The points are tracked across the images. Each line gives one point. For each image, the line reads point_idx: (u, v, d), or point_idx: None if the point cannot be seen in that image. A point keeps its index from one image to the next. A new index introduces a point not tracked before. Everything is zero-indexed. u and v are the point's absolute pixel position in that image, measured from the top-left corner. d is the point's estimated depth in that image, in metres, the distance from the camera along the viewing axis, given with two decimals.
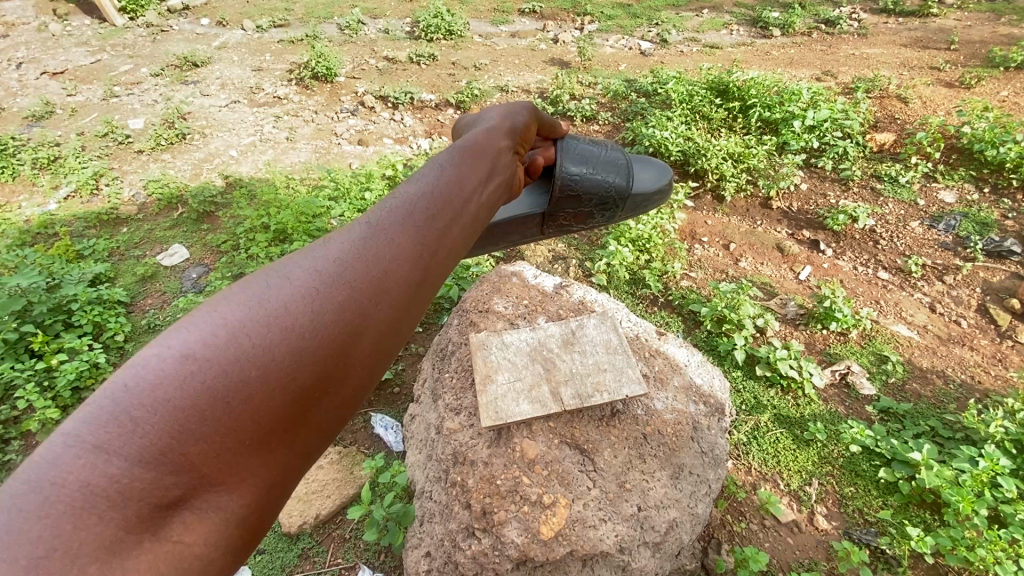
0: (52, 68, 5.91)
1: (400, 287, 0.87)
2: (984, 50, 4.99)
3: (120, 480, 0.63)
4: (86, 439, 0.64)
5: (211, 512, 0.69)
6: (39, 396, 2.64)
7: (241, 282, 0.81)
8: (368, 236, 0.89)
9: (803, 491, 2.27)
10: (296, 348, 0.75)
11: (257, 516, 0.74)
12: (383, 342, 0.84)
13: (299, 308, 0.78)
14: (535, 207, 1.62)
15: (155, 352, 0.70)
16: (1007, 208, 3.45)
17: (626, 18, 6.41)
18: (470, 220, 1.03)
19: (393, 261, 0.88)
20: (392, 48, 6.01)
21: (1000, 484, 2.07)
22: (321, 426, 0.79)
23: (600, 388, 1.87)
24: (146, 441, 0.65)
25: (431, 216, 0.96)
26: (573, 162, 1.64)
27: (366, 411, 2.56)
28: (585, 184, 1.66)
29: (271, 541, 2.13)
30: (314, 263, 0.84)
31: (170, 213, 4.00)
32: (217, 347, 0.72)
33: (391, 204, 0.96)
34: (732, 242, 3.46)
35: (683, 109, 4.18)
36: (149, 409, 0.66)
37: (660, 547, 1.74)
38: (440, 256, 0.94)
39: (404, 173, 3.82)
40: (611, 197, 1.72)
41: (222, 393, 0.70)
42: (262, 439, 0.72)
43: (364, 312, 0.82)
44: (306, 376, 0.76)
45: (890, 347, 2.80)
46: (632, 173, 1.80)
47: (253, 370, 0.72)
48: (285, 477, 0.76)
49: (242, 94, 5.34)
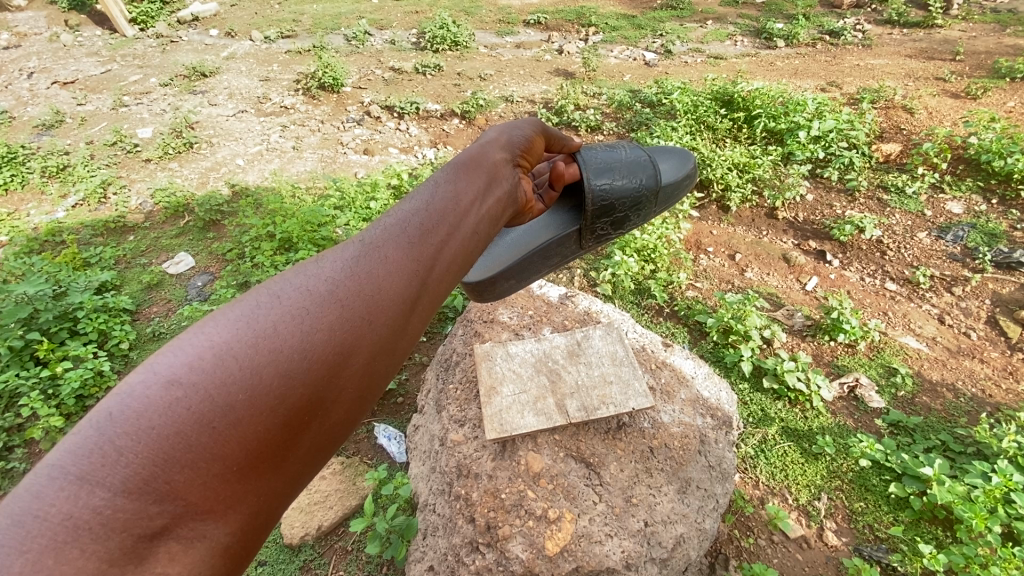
0: (64, 78, 5.99)
1: (395, 306, 0.86)
2: (989, 61, 4.99)
3: (104, 512, 0.62)
4: (70, 471, 0.63)
5: (197, 540, 0.68)
6: (43, 404, 2.64)
7: (229, 304, 0.80)
8: (362, 254, 0.89)
9: (811, 506, 2.23)
10: (285, 370, 0.75)
11: (244, 542, 0.73)
12: (375, 363, 0.84)
13: (288, 329, 0.78)
14: (568, 227, 1.62)
15: (141, 379, 0.70)
16: (1016, 219, 3.43)
17: (630, 29, 6.45)
18: (466, 236, 1.02)
19: (387, 280, 0.87)
20: (398, 58, 6.07)
21: (1014, 500, 2.03)
22: (312, 449, 0.79)
23: (606, 400, 1.86)
24: (131, 470, 0.65)
25: (426, 232, 0.96)
26: (600, 173, 1.60)
27: (369, 422, 2.55)
28: (615, 190, 1.62)
29: (272, 553, 2.11)
30: (306, 282, 0.83)
31: (176, 221, 4.03)
32: (204, 372, 0.71)
33: (386, 222, 0.96)
34: (737, 252, 3.45)
35: (687, 119, 4.18)
36: (133, 437, 0.66)
37: (667, 564, 1.70)
38: (437, 273, 0.94)
39: (409, 183, 3.84)
40: (644, 196, 1.67)
41: (209, 417, 0.69)
42: (249, 464, 0.72)
43: (356, 333, 0.82)
44: (295, 398, 0.75)
45: (899, 359, 2.77)
46: (657, 170, 1.76)
47: (242, 394, 0.72)
48: (272, 502, 0.76)
49: (249, 104, 5.38)
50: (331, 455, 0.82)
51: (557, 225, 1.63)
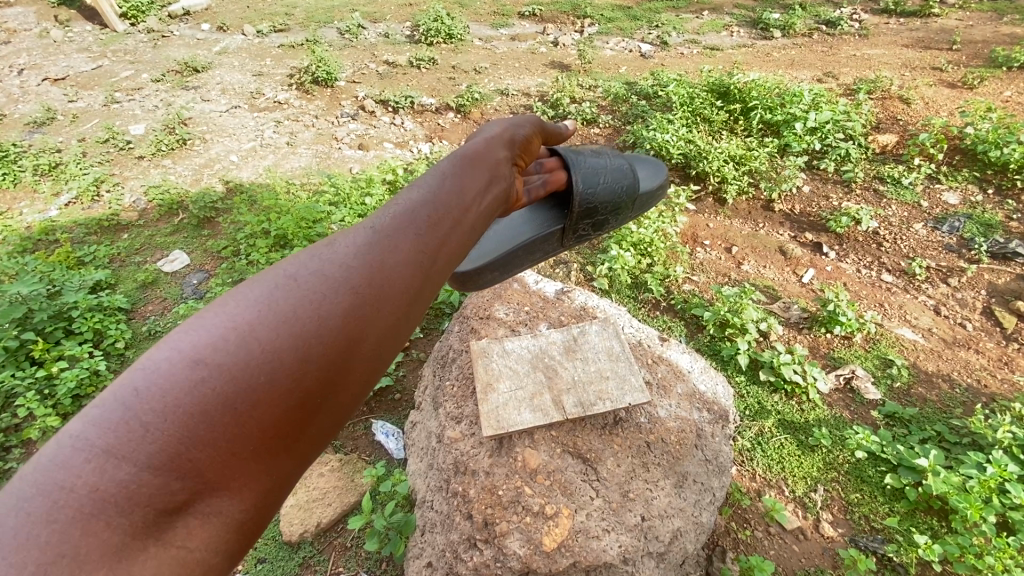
0: (54, 75, 5.93)
1: (405, 293, 0.86)
2: (986, 50, 4.96)
3: (128, 486, 0.62)
4: (95, 443, 0.63)
5: (213, 517, 0.68)
6: (39, 404, 2.63)
7: (250, 282, 0.80)
8: (373, 239, 0.89)
9: (807, 498, 2.24)
10: (304, 352, 0.74)
11: (259, 521, 0.73)
12: (385, 350, 0.83)
13: (306, 312, 0.77)
14: (550, 226, 1.61)
15: (165, 354, 0.69)
16: (1012, 209, 3.42)
17: (626, 21, 6.40)
18: (472, 226, 1.03)
19: (398, 266, 0.87)
20: (392, 52, 6.02)
21: (1008, 490, 2.04)
22: (326, 433, 0.78)
23: (603, 396, 1.86)
24: (155, 447, 0.64)
25: (436, 221, 0.96)
26: (587, 175, 1.60)
27: (367, 419, 2.55)
28: (599, 195, 1.62)
29: (272, 550, 2.12)
30: (322, 266, 0.83)
31: (170, 218, 4.00)
32: (228, 351, 0.71)
33: (397, 208, 0.96)
34: (734, 245, 3.45)
35: (683, 111, 4.16)
36: (157, 414, 0.65)
37: (664, 557, 1.72)
38: (444, 262, 0.94)
39: (404, 178, 3.81)
40: (624, 202, 1.68)
41: (231, 397, 0.69)
42: (267, 445, 0.71)
43: (369, 318, 0.81)
44: (312, 381, 0.75)
45: (895, 351, 2.77)
46: (636, 176, 1.76)
47: (263, 376, 0.71)
48: (287, 483, 0.75)
49: (243, 99, 5.34)
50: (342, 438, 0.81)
51: (539, 224, 1.62)
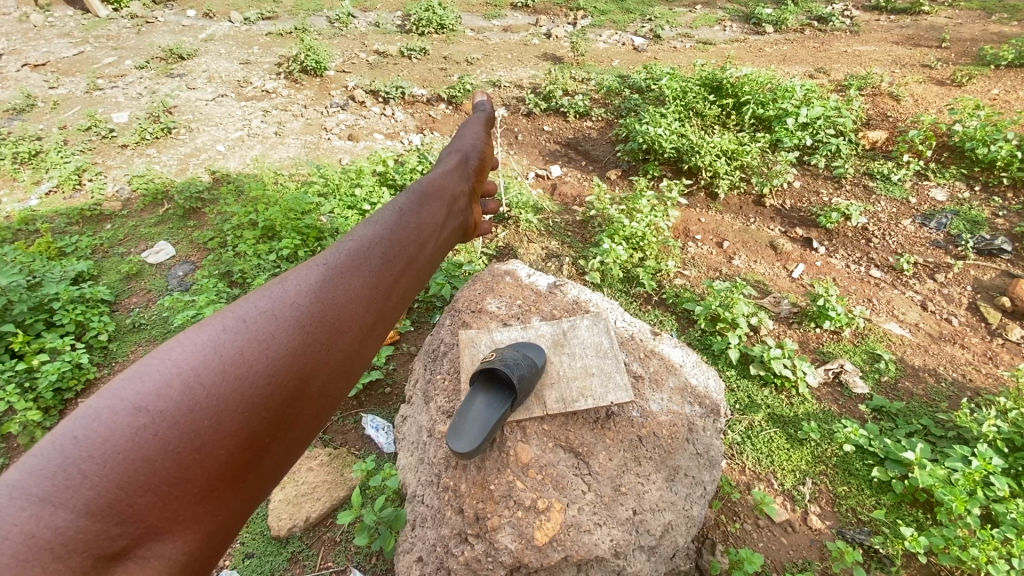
0: (34, 60, 5.78)
1: (352, 334, 0.99)
2: (974, 48, 5.01)
3: (65, 533, 0.65)
4: (31, 491, 0.65)
5: (154, 560, 0.71)
6: (19, 397, 2.56)
7: (194, 328, 0.86)
8: (323, 283, 1.02)
9: (796, 491, 2.26)
10: (249, 395, 0.82)
11: (201, 563, 0.76)
12: (333, 384, 0.95)
13: (253, 354, 0.86)
14: (494, 393, 1.58)
15: (106, 404, 0.73)
16: (997, 207, 3.46)
17: (620, 13, 6.38)
18: (420, 268, 1.22)
19: (347, 309, 1.01)
20: (383, 41, 5.96)
21: (992, 483, 2.06)
22: (268, 471, 0.85)
23: (585, 393, 1.83)
24: (94, 493, 0.68)
25: (384, 263, 1.13)
26: (518, 366, 1.62)
27: (358, 412, 2.54)
28: (526, 380, 1.64)
29: (260, 545, 2.09)
30: (270, 308, 0.93)
31: (155, 209, 3.93)
32: (172, 398, 0.76)
33: (347, 253, 1.10)
34: (725, 240, 3.46)
35: (676, 105, 4.15)
36: (98, 461, 0.69)
37: (655, 550, 1.73)
38: (392, 302, 1.10)
39: (395, 170, 3.77)
40: (534, 371, 1.71)
41: (175, 443, 0.74)
42: (213, 486, 0.77)
43: (317, 357, 0.93)
44: (257, 422, 0.83)
45: (882, 345, 2.80)
46: (531, 354, 1.77)
47: (208, 420, 0.78)
48: (231, 524, 0.80)
49: (230, 88, 5.24)
50: (284, 475, 0.89)
51: (492, 396, 1.57)
